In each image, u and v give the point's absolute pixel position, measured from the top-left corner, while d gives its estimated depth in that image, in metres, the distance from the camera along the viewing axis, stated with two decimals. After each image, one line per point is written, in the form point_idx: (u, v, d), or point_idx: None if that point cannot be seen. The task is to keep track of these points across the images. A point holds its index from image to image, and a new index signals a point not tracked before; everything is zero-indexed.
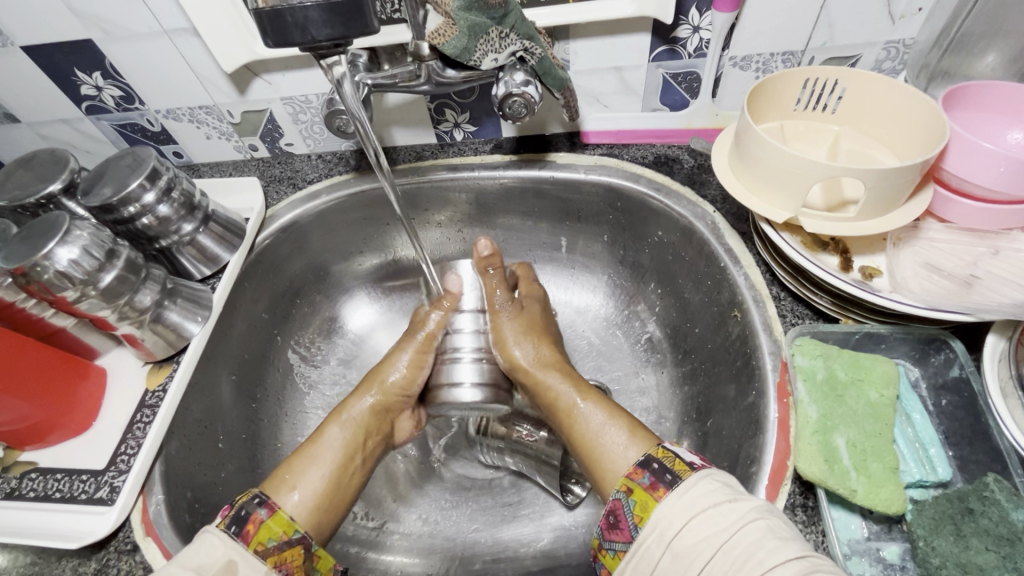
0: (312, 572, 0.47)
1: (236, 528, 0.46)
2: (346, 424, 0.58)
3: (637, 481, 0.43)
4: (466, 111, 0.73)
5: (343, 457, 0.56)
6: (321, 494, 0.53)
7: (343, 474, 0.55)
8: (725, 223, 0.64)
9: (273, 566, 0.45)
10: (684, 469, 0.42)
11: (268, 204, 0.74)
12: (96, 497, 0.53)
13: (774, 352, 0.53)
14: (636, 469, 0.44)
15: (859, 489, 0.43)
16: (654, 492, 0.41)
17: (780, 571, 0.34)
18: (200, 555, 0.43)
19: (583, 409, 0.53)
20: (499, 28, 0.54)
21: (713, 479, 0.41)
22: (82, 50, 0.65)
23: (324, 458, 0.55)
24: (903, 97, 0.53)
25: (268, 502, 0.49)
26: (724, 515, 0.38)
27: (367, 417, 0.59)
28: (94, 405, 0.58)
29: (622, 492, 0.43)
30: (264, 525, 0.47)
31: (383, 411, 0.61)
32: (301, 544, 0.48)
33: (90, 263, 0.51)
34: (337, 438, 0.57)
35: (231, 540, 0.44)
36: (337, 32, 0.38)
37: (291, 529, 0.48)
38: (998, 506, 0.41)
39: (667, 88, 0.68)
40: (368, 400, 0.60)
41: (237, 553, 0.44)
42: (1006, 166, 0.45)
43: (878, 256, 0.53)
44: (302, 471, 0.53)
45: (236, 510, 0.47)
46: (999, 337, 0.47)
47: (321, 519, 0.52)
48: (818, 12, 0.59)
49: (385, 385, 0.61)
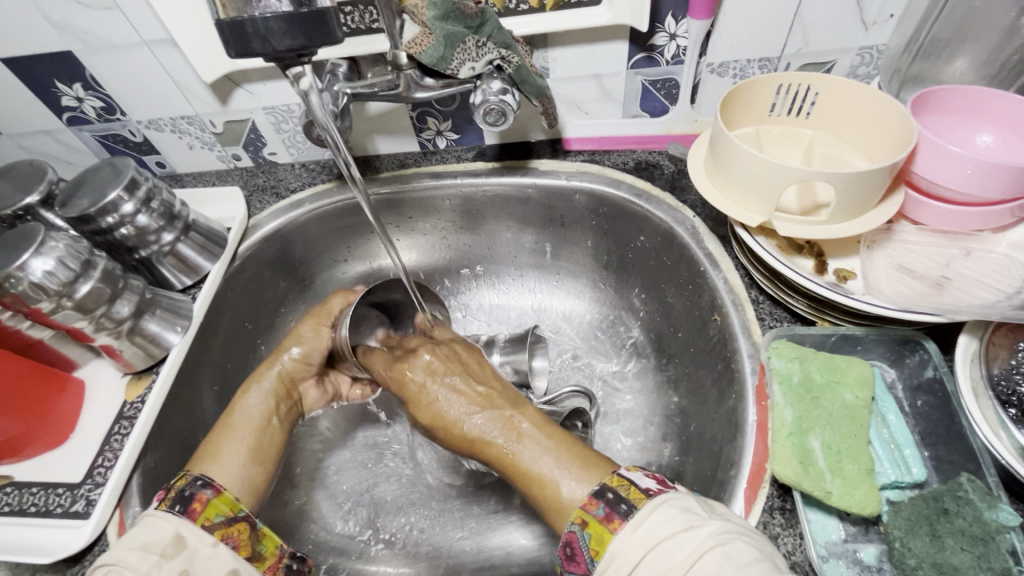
0: (258, 547, 0.47)
1: (181, 507, 0.45)
2: (262, 390, 0.61)
3: (592, 513, 0.41)
4: (448, 119, 0.73)
5: (259, 422, 0.58)
6: (244, 455, 0.55)
7: (263, 438, 0.57)
8: (705, 228, 0.64)
9: (220, 539, 0.45)
10: (640, 497, 0.40)
11: (250, 214, 0.74)
12: (71, 511, 0.52)
13: (753, 355, 0.53)
14: (591, 499, 0.42)
15: (833, 490, 0.43)
16: (610, 523, 0.40)
17: None
18: (146, 533, 0.43)
19: (524, 455, 0.48)
20: (475, 36, 0.55)
21: (669, 506, 0.39)
22: (62, 62, 0.65)
23: (242, 424, 0.57)
24: (874, 101, 0.53)
25: (212, 483, 0.48)
26: (681, 546, 0.36)
27: (277, 386, 0.62)
28: (72, 417, 0.58)
29: (577, 524, 0.42)
30: (211, 503, 0.47)
31: (288, 379, 0.63)
32: (246, 521, 0.47)
33: (65, 274, 0.51)
34: (253, 404, 0.59)
35: (176, 518, 0.44)
36: (300, 43, 0.38)
37: (237, 507, 0.48)
38: (973, 506, 0.41)
39: (647, 94, 0.69)
40: (279, 367, 0.63)
41: (184, 528, 0.44)
42: (972, 167, 0.46)
43: (853, 259, 0.54)
44: (222, 443, 0.55)
45: (178, 491, 0.47)
46: (971, 338, 0.47)
47: (251, 475, 0.54)
48: (792, 19, 0.60)
49: (288, 359, 0.63)
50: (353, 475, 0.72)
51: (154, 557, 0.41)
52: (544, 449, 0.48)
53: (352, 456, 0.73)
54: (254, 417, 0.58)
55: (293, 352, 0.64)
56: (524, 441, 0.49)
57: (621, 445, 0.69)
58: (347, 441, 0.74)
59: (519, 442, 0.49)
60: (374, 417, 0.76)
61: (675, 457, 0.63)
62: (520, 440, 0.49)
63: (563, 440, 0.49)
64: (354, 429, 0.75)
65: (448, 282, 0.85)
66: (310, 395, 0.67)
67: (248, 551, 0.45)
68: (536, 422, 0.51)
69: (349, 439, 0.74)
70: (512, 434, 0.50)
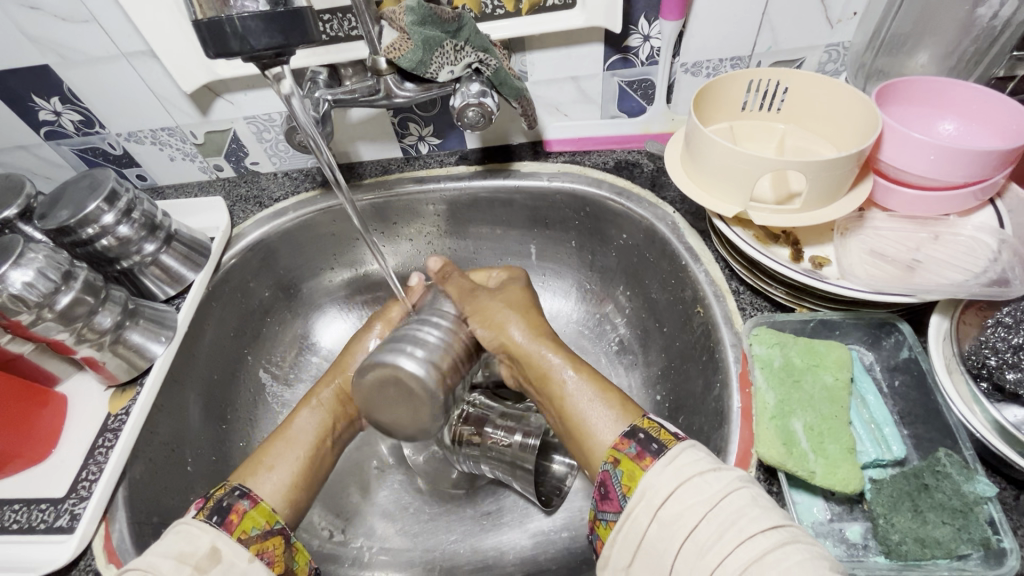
0: (291, 563, 0.46)
1: (218, 518, 0.45)
2: (318, 407, 0.59)
3: (624, 451, 0.42)
4: (429, 124, 0.74)
5: (313, 443, 0.56)
6: (297, 473, 0.54)
7: (315, 456, 0.56)
8: (685, 223, 0.66)
9: (255, 553, 0.44)
10: (669, 439, 0.42)
11: (234, 223, 0.74)
12: (55, 527, 0.51)
13: (735, 344, 0.54)
14: (622, 440, 0.43)
15: (816, 470, 0.44)
16: (641, 461, 0.41)
17: (758, 540, 0.35)
18: (183, 542, 0.42)
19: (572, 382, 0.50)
20: (453, 41, 0.55)
21: (697, 449, 0.41)
22: (39, 76, 0.65)
23: (298, 442, 0.56)
24: (840, 93, 0.55)
25: (249, 494, 0.48)
26: (708, 483, 0.38)
27: (334, 403, 0.60)
28: (55, 433, 0.57)
29: (609, 463, 0.42)
30: (248, 515, 0.46)
31: (345, 396, 0.61)
32: (281, 534, 0.47)
33: (45, 285, 0.50)
34: (309, 422, 0.58)
35: (213, 528, 0.44)
36: (276, 41, 0.39)
37: (272, 519, 0.47)
38: (951, 480, 0.42)
39: (624, 96, 0.70)
40: (336, 386, 0.61)
41: (220, 541, 0.43)
42: (936, 153, 0.48)
43: (827, 247, 0.56)
44: (277, 454, 0.54)
45: (216, 501, 0.46)
46: (942, 317, 0.48)
47: (297, 496, 0.52)
48: (761, 18, 0.61)
49: (350, 375, 0.62)
50: (344, 482, 0.71)
51: (188, 568, 0.41)
52: (593, 384, 0.49)
53: (342, 464, 0.73)
54: (306, 436, 0.56)
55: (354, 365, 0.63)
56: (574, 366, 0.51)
57: None
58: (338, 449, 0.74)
59: (569, 375, 0.50)
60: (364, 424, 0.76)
61: None
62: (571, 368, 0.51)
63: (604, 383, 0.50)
64: None
65: None
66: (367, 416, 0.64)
67: (281, 567, 0.44)
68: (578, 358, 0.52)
69: None
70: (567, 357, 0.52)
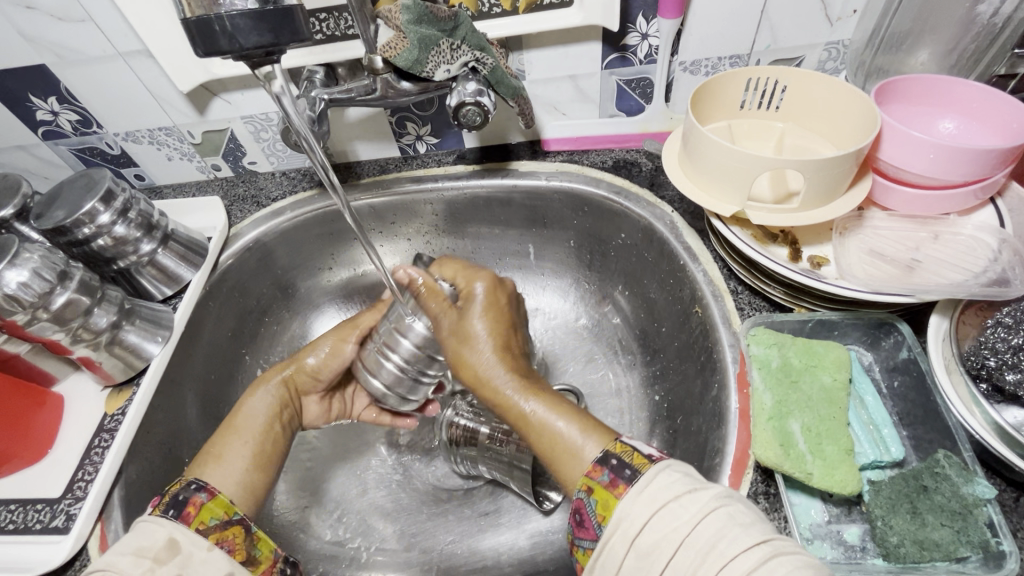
0: (253, 550, 0.45)
1: (175, 511, 0.44)
2: (268, 391, 0.60)
3: (597, 479, 0.41)
4: (427, 123, 0.74)
5: (263, 425, 0.57)
6: (250, 460, 0.54)
7: (267, 442, 0.56)
8: (683, 222, 0.65)
9: (215, 543, 0.44)
10: (643, 462, 0.40)
11: (231, 223, 0.74)
12: (51, 527, 0.51)
13: (734, 344, 0.54)
14: (595, 466, 0.41)
15: (814, 472, 0.43)
16: (615, 489, 0.39)
17: (740, 561, 0.34)
18: (140, 537, 0.42)
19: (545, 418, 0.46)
20: (449, 40, 0.55)
21: (672, 470, 0.39)
22: (36, 76, 0.65)
23: (246, 428, 0.56)
24: (839, 92, 0.55)
25: (207, 486, 0.47)
26: (685, 507, 0.36)
27: (282, 392, 0.61)
28: (52, 433, 0.57)
29: (583, 491, 0.41)
30: (205, 507, 0.46)
31: (292, 386, 0.62)
32: (241, 524, 0.46)
33: (41, 285, 0.50)
34: (259, 408, 0.58)
35: (171, 522, 0.43)
36: (266, 39, 0.39)
37: (232, 509, 0.47)
38: (950, 481, 0.42)
39: (623, 94, 0.70)
40: (284, 374, 0.62)
41: (178, 533, 0.43)
42: (935, 152, 0.47)
43: (826, 246, 0.55)
44: (229, 444, 0.54)
45: (172, 495, 0.46)
46: (942, 318, 0.48)
47: (253, 480, 0.53)
48: (760, 16, 0.61)
49: (301, 366, 0.62)
50: (342, 482, 0.71)
51: (147, 562, 0.40)
52: (559, 408, 0.46)
53: (340, 464, 0.72)
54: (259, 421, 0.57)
55: (306, 361, 0.63)
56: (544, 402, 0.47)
57: None
58: (336, 449, 0.74)
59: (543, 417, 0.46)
60: (362, 424, 0.75)
61: (662, 450, 0.63)
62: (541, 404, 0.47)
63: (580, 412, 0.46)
64: (341, 437, 0.74)
65: None
66: (311, 410, 0.65)
67: (242, 555, 0.44)
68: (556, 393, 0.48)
69: (336, 447, 0.74)
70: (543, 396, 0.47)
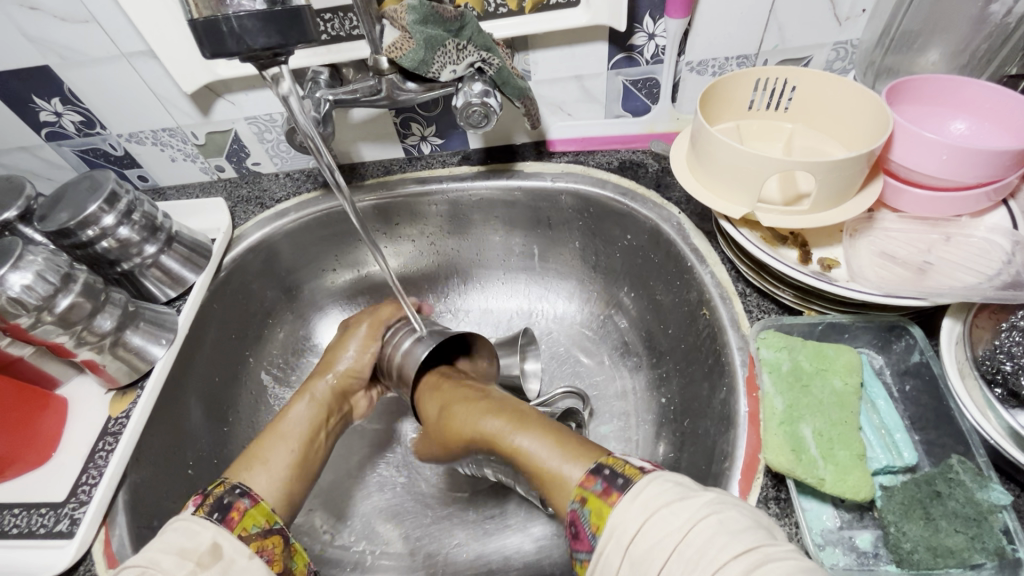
0: (289, 562, 0.45)
1: (219, 515, 0.44)
2: (311, 401, 0.60)
3: (590, 489, 0.40)
4: (432, 124, 0.73)
5: (308, 434, 0.57)
6: (290, 466, 0.54)
7: (309, 449, 0.56)
8: (690, 224, 0.65)
9: (256, 550, 0.43)
10: (635, 473, 0.40)
11: (235, 225, 0.74)
12: (55, 531, 0.51)
13: (742, 347, 0.53)
14: (589, 476, 0.41)
15: (826, 477, 0.43)
16: (607, 498, 0.39)
17: (733, 567, 0.32)
18: (184, 539, 0.41)
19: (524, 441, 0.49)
20: (456, 40, 0.55)
21: (664, 480, 0.39)
22: (39, 77, 0.65)
23: (292, 435, 0.56)
24: (850, 92, 0.54)
25: (249, 493, 0.48)
26: (676, 515, 0.36)
27: (329, 397, 0.61)
28: (55, 436, 0.57)
29: (577, 501, 0.41)
30: (248, 513, 0.46)
31: (338, 391, 0.62)
32: (280, 534, 0.46)
33: (44, 288, 0.50)
34: (302, 415, 0.58)
35: (215, 525, 0.43)
36: (274, 41, 0.38)
37: (272, 519, 0.47)
38: (964, 487, 0.41)
39: (629, 95, 0.69)
40: (329, 379, 0.62)
41: (221, 538, 0.42)
42: (948, 153, 0.46)
43: (836, 248, 0.54)
44: (271, 449, 0.54)
45: (216, 497, 0.46)
46: (955, 321, 0.48)
47: (292, 490, 0.53)
48: (768, 16, 0.60)
49: (340, 369, 0.63)
50: (347, 485, 0.71)
51: (190, 564, 0.39)
52: (541, 437, 0.49)
53: (344, 467, 0.72)
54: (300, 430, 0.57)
55: (341, 365, 0.63)
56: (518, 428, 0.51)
57: (615, 444, 0.69)
58: (340, 451, 0.73)
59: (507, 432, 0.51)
60: (366, 427, 0.75)
61: (669, 454, 0.62)
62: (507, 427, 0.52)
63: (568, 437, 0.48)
64: (345, 440, 0.74)
65: (436, 287, 0.84)
66: (360, 405, 0.66)
67: (280, 566, 0.43)
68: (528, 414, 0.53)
69: (340, 450, 0.73)
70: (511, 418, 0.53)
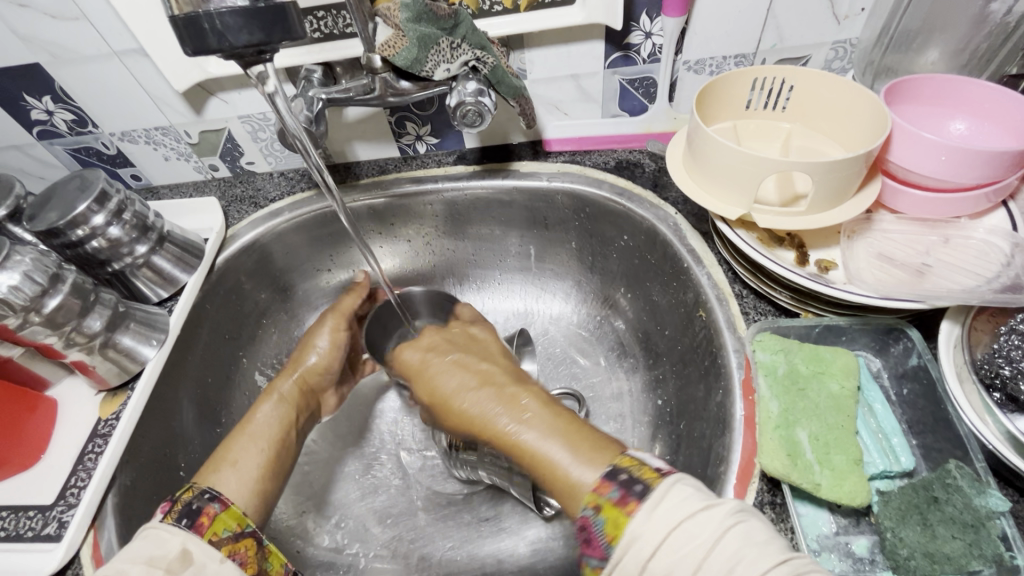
0: (264, 564, 0.44)
1: (187, 520, 0.43)
2: (279, 399, 0.60)
3: (605, 496, 0.38)
4: (427, 123, 0.73)
5: (278, 434, 0.58)
6: (261, 467, 0.53)
7: (277, 449, 0.56)
8: (687, 224, 0.64)
9: (227, 554, 0.43)
10: (653, 477, 0.38)
11: (227, 224, 0.73)
12: (42, 535, 0.50)
13: (738, 350, 0.53)
14: (603, 482, 0.39)
15: (823, 482, 0.42)
16: (625, 506, 0.37)
17: None
18: (153, 547, 0.41)
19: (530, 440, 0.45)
20: (450, 38, 0.54)
21: (683, 485, 0.37)
22: (30, 75, 0.64)
23: (259, 434, 0.56)
24: (848, 92, 0.53)
25: (220, 497, 0.47)
26: (701, 526, 0.34)
27: (295, 394, 0.63)
28: (44, 439, 0.56)
29: (590, 508, 0.39)
30: (217, 517, 0.45)
31: (305, 385, 0.65)
32: (252, 537, 0.45)
33: (32, 288, 0.49)
34: (271, 415, 0.59)
35: (183, 531, 0.42)
36: (258, 38, 0.38)
37: (244, 522, 0.46)
38: (962, 493, 0.41)
39: (625, 94, 0.69)
40: (295, 376, 0.64)
41: (190, 543, 0.42)
42: (947, 154, 0.46)
43: (834, 249, 0.54)
44: (241, 450, 0.54)
45: (185, 503, 0.45)
46: (953, 324, 0.47)
47: (266, 489, 0.52)
48: (766, 14, 0.60)
49: (306, 366, 0.65)
50: (341, 487, 0.70)
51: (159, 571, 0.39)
52: (550, 433, 0.45)
53: (338, 468, 0.72)
54: (268, 431, 0.57)
55: (309, 360, 0.65)
56: (527, 420, 0.47)
57: None
58: (335, 453, 0.73)
59: (524, 432, 0.46)
60: (361, 428, 0.75)
61: (665, 456, 0.62)
62: (524, 418, 0.47)
63: (570, 422, 0.46)
64: (340, 441, 0.74)
65: (432, 287, 0.83)
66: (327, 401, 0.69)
67: (254, 569, 0.43)
68: (537, 399, 0.49)
69: (334, 451, 0.73)
70: (514, 408, 0.48)
